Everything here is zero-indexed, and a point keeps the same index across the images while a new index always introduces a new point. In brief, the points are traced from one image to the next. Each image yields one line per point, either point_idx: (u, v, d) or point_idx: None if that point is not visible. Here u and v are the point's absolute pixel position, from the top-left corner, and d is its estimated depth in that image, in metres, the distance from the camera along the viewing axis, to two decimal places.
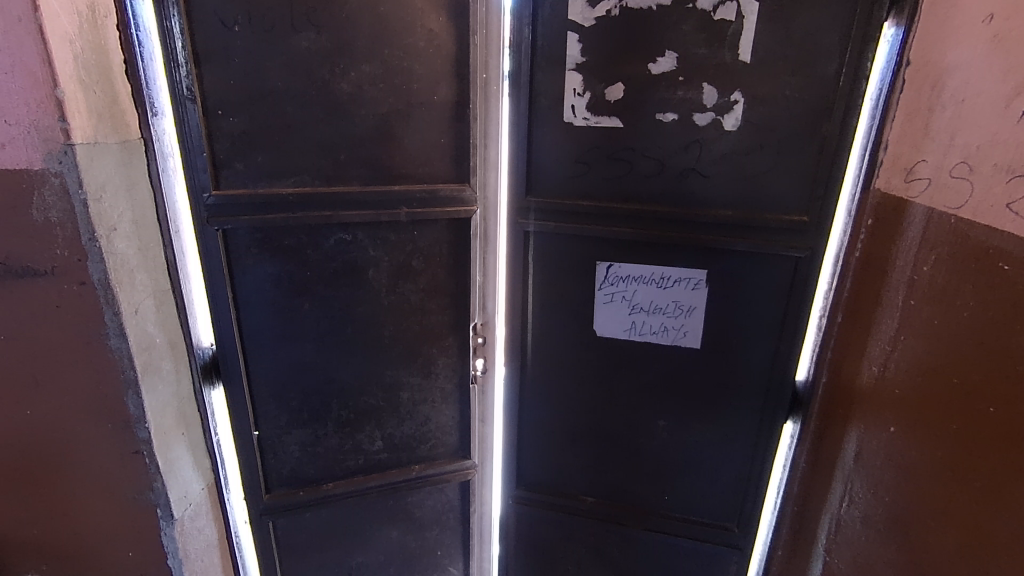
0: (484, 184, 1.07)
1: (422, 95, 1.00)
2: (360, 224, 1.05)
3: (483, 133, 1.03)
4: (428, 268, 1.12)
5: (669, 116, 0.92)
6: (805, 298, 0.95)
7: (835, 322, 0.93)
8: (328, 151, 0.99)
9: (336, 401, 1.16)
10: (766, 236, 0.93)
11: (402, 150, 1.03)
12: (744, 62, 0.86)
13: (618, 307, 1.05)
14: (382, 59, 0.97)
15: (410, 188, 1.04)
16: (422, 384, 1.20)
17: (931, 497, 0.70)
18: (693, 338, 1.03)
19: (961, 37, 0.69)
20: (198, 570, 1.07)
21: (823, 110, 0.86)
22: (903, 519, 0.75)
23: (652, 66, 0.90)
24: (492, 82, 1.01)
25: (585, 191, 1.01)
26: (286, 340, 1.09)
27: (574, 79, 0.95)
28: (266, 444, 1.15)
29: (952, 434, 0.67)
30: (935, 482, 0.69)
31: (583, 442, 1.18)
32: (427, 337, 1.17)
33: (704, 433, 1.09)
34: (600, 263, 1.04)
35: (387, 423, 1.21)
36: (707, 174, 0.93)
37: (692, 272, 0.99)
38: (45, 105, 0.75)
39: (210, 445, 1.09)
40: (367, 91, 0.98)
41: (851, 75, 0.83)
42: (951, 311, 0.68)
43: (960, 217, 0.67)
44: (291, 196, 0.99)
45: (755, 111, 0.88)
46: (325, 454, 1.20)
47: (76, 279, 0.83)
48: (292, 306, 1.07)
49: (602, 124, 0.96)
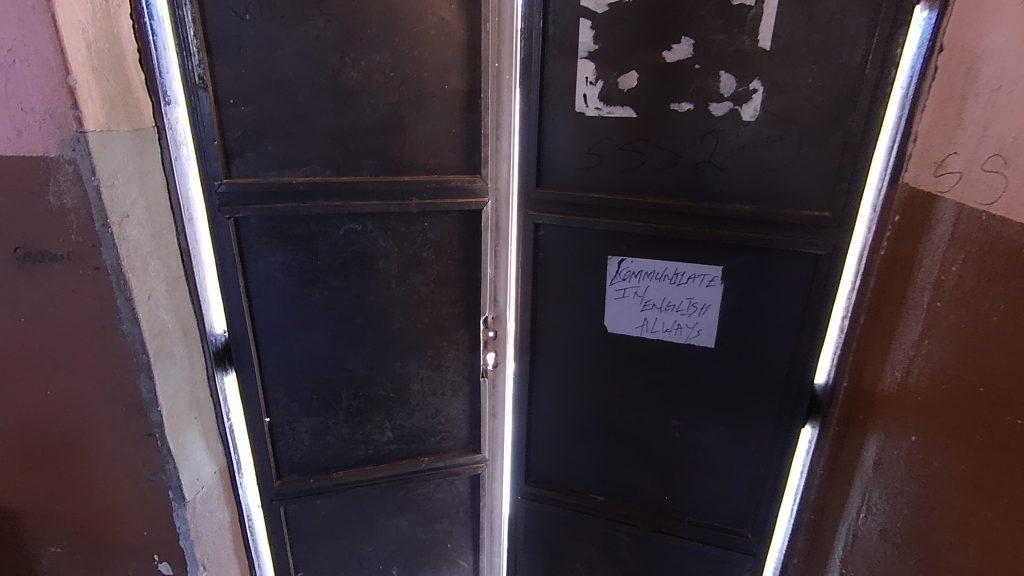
0: (496, 176, 1.06)
1: (433, 83, 0.99)
2: (370, 214, 1.04)
3: (494, 124, 1.02)
4: (438, 259, 1.11)
5: (684, 106, 0.88)
6: (825, 299, 0.90)
7: (857, 324, 0.88)
8: (338, 141, 0.99)
9: (347, 390, 1.17)
10: (785, 232, 0.89)
11: (412, 140, 1.02)
12: (763, 49, 0.82)
13: (629, 303, 1.02)
14: (392, 48, 0.96)
15: (420, 178, 1.03)
16: (432, 376, 1.20)
17: (953, 517, 0.66)
18: (706, 337, 1.00)
19: (998, 19, 0.63)
20: (209, 552, 1.10)
21: (848, 99, 0.81)
22: (923, 535, 0.71)
23: (667, 54, 0.87)
24: (504, 71, 0.99)
25: (597, 184, 0.98)
26: (297, 329, 1.10)
27: (586, 67, 0.92)
28: (277, 431, 1.17)
29: (976, 452, 0.63)
30: (956, 501, 0.65)
31: (593, 439, 1.16)
32: (437, 329, 1.16)
33: (718, 436, 1.06)
34: (611, 257, 1.01)
35: (396, 414, 1.21)
36: (723, 166, 0.89)
37: (707, 269, 0.95)
38: (58, 94, 0.76)
39: (223, 430, 1.11)
40: (377, 80, 0.97)
41: (878, 62, 0.78)
42: (980, 316, 0.64)
43: (991, 214, 0.62)
44: (301, 185, 0.99)
45: (776, 100, 0.84)
46: (336, 443, 1.20)
47: (90, 264, 0.85)
48: (303, 295, 1.08)
49: (614, 114, 0.92)
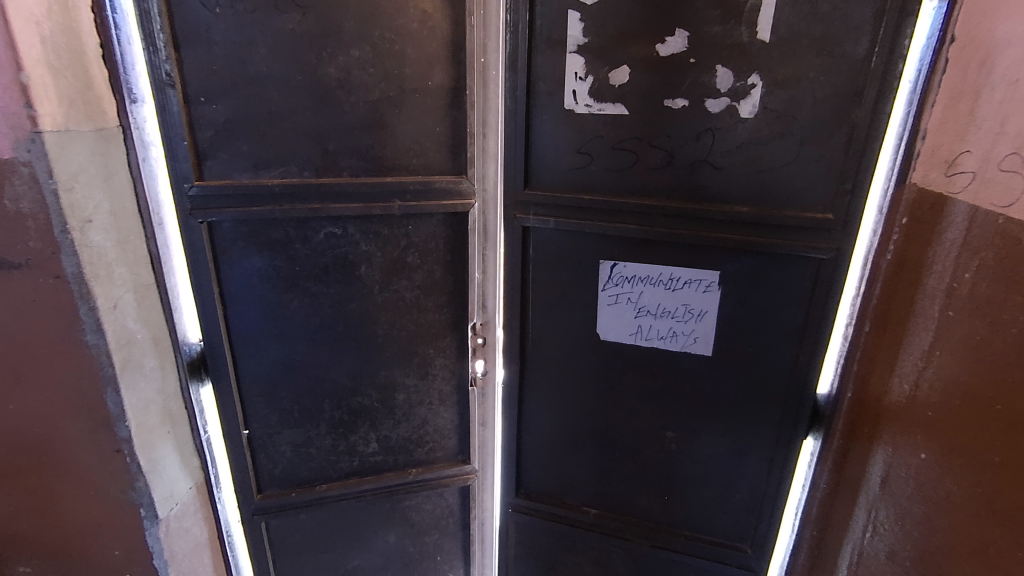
0: (483, 176, 1.01)
1: (416, 80, 0.94)
2: (351, 217, 1.00)
3: (481, 122, 0.97)
4: (424, 264, 1.06)
5: (679, 102, 0.83)
6: (828, 305, 0.85)
7: (862, 332, 0.83)
8: (316, 140, 0.94)
9: (329, 401, 1.12)
10: (786, 234, 0.84)
11: (394, 140, 0.97)
12: (762, 41, 0.77)
13: (622, 309, 0.98)
14: (371, 42, 0.91)
15: (403, 179, 0.99)
16: (418, 385, 1.15)
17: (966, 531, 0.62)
18: (703, 345, 0.95)
19: (1015, 6, 0.59)
20: (185, 571, 1.05)
21: (852, 94, 0.76)
22: (935, 558, 0.66)
23: (660, 47, 0.82)
24: (490, 67, 0.94)
25: (587, 185, 0.93)
26: (275, 337, 1.05)
27: (575, 62, 0.87)
28: (256, 444, 1.12)
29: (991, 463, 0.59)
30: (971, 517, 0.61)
31: (586, 451, 1.11)
32: (424, 337, 1.12)
33: (716, 448, 1.01)
34: (603, 262, 0.96)
35: (381, 424, 1.17)
36: (720, 166, 0.84)
37: (704, 273, 0.91)
38: (10, 91, 0.72)
39: (199, 443, 1.06)
40: (356, 76, 0.92)
41: (884, 54, 0.73)
42: (997, 326, 0.59)
43: (1010, 217, 0.58)
44: (277, 187, 0.95)
45: (775, 96, 0.79)
46: (318, 455, 1.16)
47: (51, 272, 0.80)
48: (281, 302, 1.03)
49: (605, 111, 0.88)
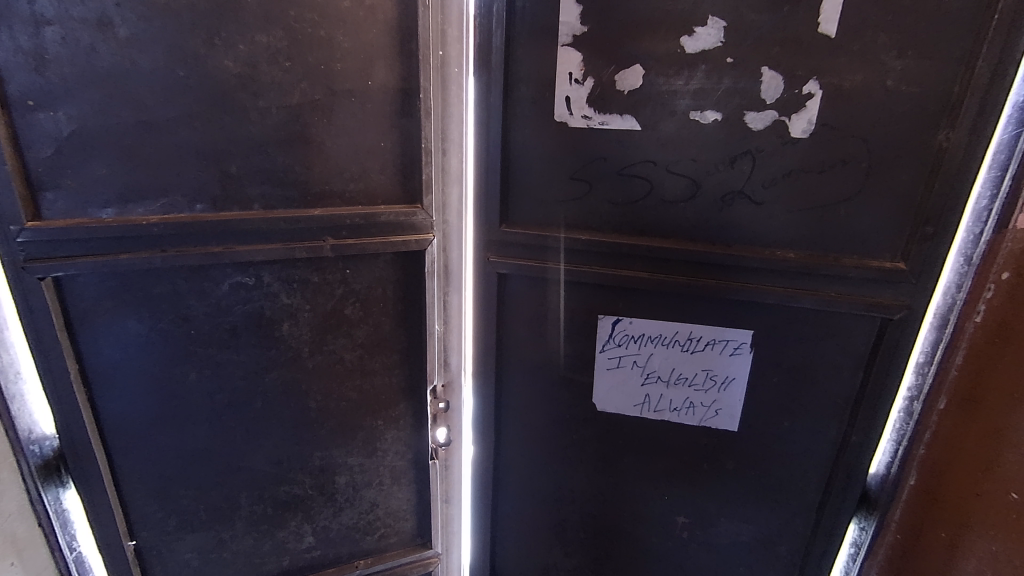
0: (443, 206, 0.79)
1: (351, 78, 0.70)
2: (267, 262, 0.75)
3: (440, 135, 0.75)
4: (367, 317, 0.83)
5: (709, 115, 0.64)
6: (890, 374, 0.68)
7: (935, 411, 0.65)
8: (212, 161, 0.68)
9: (247, 493, 0.86)
10: (843, 288, 0.66)
11: (324, 159, 0.72)
12: (825, 36, 0.58)
13: (626, 375, 0.77)
14: (285, 25, 0.65)
15: (337, 212, 0.74)
16: (365, 464, 0.92)
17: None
18: (727, 419, 0.76)
19: None
20: None
21: (938, 109, 0.58)
22: None
23: (686, 40, 0.62)
24: (451, 63, 0.72)
25: (583, 220, 0.71)
26: (168, 422, 0.78)
27: (570, 58, 0.65)
28: (149, 557, 0.85)
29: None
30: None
31: (576, 537, 0.90)
32: (370, 405, 0.88)
33: (738, 537, 0.83)
34: (603, 317, 0.75)
35: (318, 514, 0.92)
36: (759, 200, 0.65)
37: (733, 333, 0.72)
38: None
39: (65, 567, 0.77)
40: (264, 72, 0.67)
41: (992, 58, 0.55)
42: None
43: None
44: (157, 229, 0.68)
45: (837, 110, 0.61)
46: (235, 560, 0.90)
47: None
48: (174, 376, 0.76)
49: (608, 125, 0.66)
